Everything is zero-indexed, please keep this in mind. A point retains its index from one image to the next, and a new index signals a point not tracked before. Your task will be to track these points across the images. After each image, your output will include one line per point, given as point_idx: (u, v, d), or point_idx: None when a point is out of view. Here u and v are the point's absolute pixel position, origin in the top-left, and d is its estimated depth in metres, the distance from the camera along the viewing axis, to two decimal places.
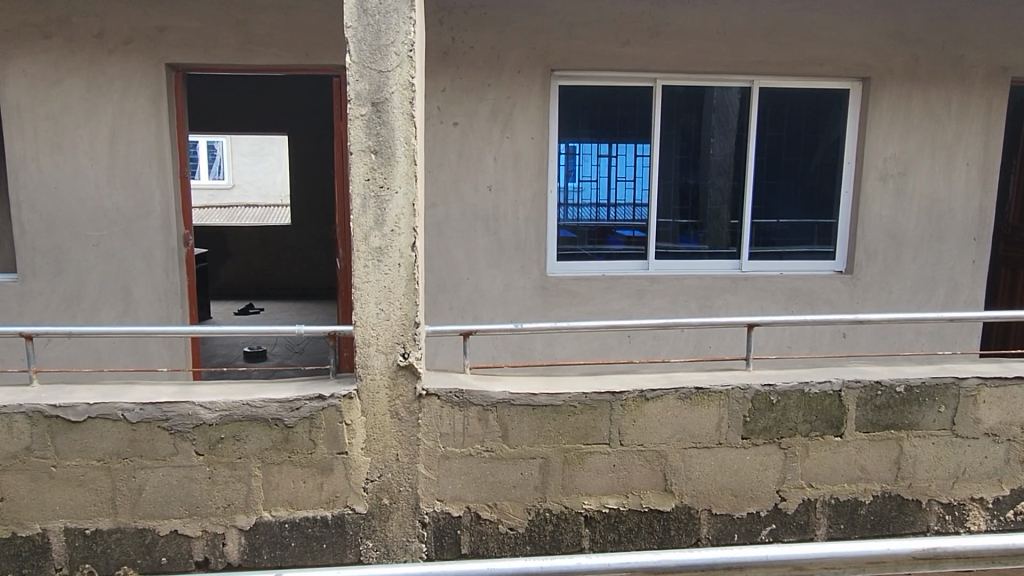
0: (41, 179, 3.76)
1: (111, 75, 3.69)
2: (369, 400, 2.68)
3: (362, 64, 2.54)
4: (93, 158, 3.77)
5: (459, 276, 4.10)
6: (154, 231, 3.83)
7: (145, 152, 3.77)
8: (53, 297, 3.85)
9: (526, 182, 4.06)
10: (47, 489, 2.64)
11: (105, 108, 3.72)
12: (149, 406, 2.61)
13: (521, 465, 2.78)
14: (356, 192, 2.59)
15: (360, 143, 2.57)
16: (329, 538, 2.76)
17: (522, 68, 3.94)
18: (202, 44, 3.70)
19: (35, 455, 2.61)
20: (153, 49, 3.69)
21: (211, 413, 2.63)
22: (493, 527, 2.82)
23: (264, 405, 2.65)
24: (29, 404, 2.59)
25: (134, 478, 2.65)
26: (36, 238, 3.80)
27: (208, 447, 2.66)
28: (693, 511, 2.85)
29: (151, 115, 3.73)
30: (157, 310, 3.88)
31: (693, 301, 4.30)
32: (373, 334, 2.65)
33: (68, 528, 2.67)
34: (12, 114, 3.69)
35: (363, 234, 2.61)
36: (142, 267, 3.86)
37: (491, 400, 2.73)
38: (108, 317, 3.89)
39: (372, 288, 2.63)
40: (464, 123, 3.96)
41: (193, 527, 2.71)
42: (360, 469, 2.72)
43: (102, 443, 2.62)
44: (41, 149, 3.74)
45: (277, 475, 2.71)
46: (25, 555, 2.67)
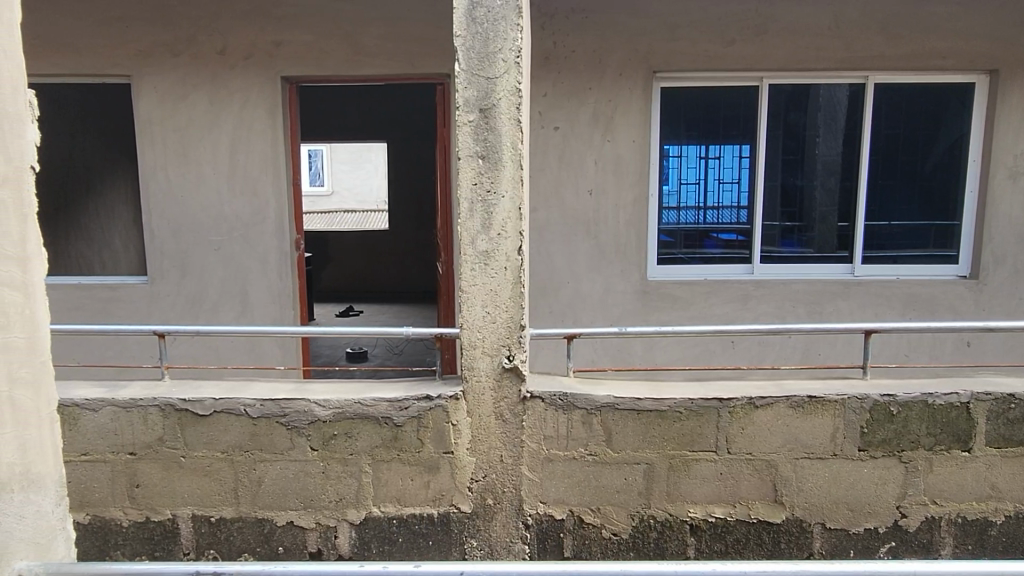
0: (170, 187, 4.02)
1: (232, 89, 3.91)
2: (474, 401, 2.73)
3: (470, 71, 2.59)
4: (215, 168, 4.00)
5: (558, 280, 4.11)
6: (268, 235, 4.03)
7: (262, 160, 3.98)
8: (178, 298, 4.11)
9: (626, 186, 4.03)
10: (176, 478, 2.81)
11: (227, 120, 3.95)
12: (269, 402, 2.75)
13: (625, 470, 2.76)
14: (463, 196, 2.65)
15: (467, 149, 2.62)
16: (435, 536, 2.82)
17: (623, 71, 3.92)
18: (315, 57, 3.87)
19: (166, 446, 2.80)
20: (270, 63, 3.89)
21: (326, 410, 2.75)
22: (596, 532, 2.81)
23: (375, 404, 2.74)
24: (162, 398, 2.77)
25: (255, 470, 2.79)
26: (163, 243, 4.06)
27: (321, 443, 2.77)
28: (805, 524, 2.75)
29: (267, 126, 3.94)
30: (271, 311, 4.08)
31: (802, 307, 4.16)
32: (479, 336, 2.70)
33: (196, 515, 2.84)
34: (145, 127, 3.96)
35: (471, 238, 2.66)
36: (258, 269, 4.06)
37: (596, 404, 2.73)
38: (227, 317, 4.11)
39: (479, 290, 2.68)
40: (564, 128, 3.97)
41: (307, 519, 2.83)
42: (465, 469, 2.77)
43: (226, 436, 2.78)
44: (169, 159, 4.00)
45: (386, 472, 2.79)
46: (157, 539, 2.85)
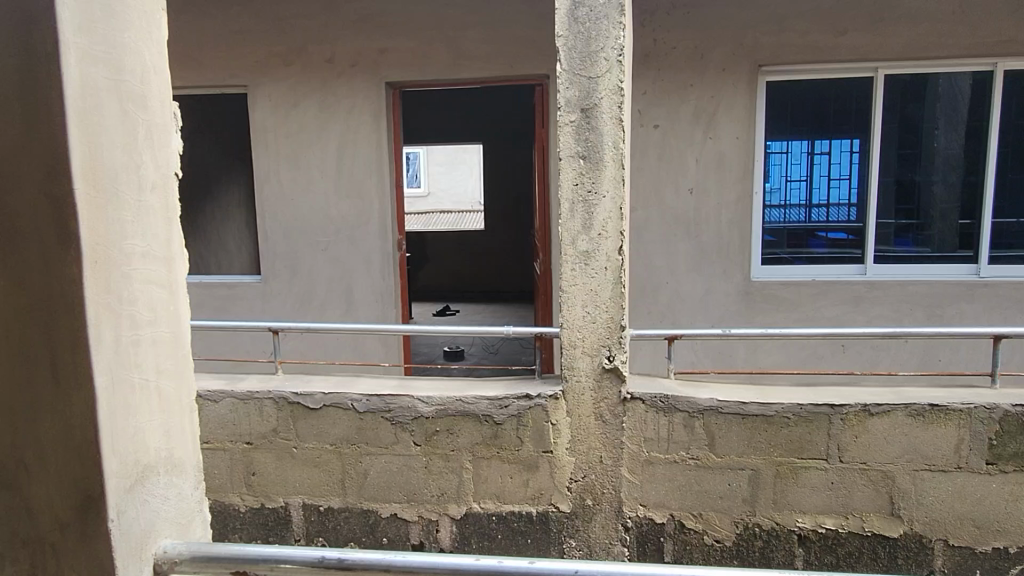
0: (281, 191, 4.23)
1: (339, 95, 4.08)
2: (574, 401, 2.73)
3: (572, 71, 2.59)
4: (322, 172, 4.17)
5: (657, 281, 4.04)
6: (372, 236, 4.17)
7: (367, 164, 4.12)
8: (289, 296, 4.30)
9: (728, 185, 3.93)
10: (289, 467, 2.95)
11: (334, 125, 4.11)
12: (375, 397, 2.84)
13: (729, 475, 2.68)
14: (564, 196, 2.65)
15: (569, 149, 2.62)
16: (534, 534, 2.84)
17: (726, 66, 3.83)
18: (418, 63, 3.98)
19: (280, 437, 2.94)
20: (375, 69, 4.03)
21: (429, 406, 2.82)
22: (698, 538, 2.75)
23: (476, 402, 2.79)
24: (277, 391, 2.91)
25: (361, 463, 2.89)
26: (276, 243, 4.27)
27: (425, 439, 2.84)
28: (925, 540, 2.60)
29: (372, 130, 4.07)
30: (375, 309, 4.23)
31: (920, 309, 3.93)
32: (579, 336, 2.70)
33: (306, 503, 2.97)
34: (259, 134, 4.18)
35: (572, 238, 2.66)
36: (362, 269, 4.21)
37: (698, 407, 2.67)
38: (333, 315, 4.28)
39: (580, 290, 2.67)
40: (665, 126, 3.91)
41: (410, 512, 2.90)
42: (564, 469, 2.77)
43: (335, 429, 2.89)
44: (281, 164, 4.20)
45: (486, 469, 2.83)
46: (271, 525, 3.00)
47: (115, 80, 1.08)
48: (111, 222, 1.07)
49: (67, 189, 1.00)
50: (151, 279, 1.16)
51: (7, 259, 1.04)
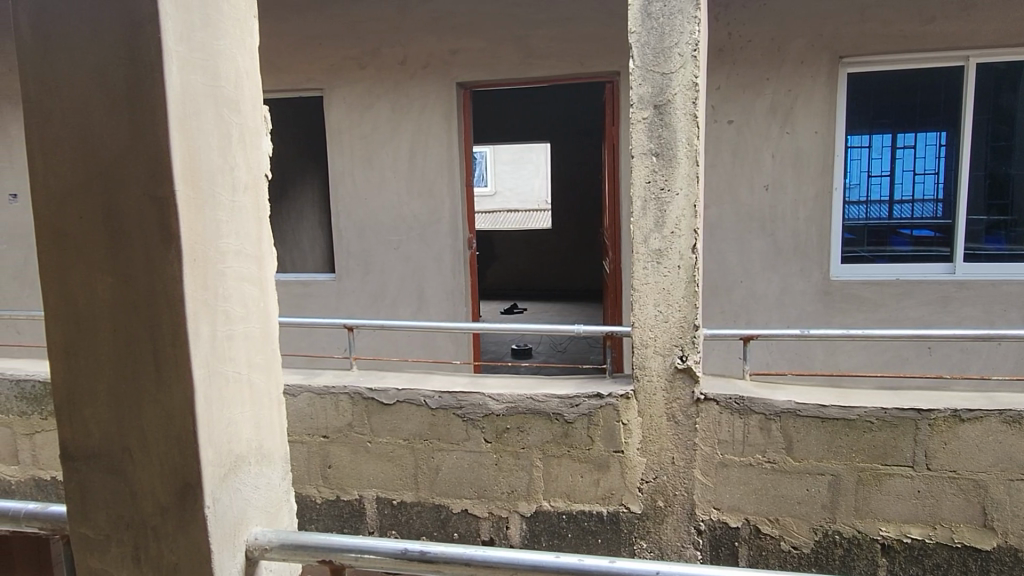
0: (355, 191, 4.32)
1: (412, 97, 4.15)
2: (645, 401, 2.70)
3: (645, 67, 2.56)
4: (395, 172, 4.25)
5: (731, 279, 3.95)
6: (443, 234, 4.23)
7: (438, 163, 4.18)
8: (362, 294, 4.40)
9: (806, 180, 3.81)
10: (363, 461, 3.02)
11: (406, 126, 4.18)
12: (447, 394, 2.88)
13: (807, 481, 2.61)
14: (637, 194, 2.62)
15: (641, 146, 2.60)
16: (605, 534, 2.82)
17: (804, 58, 3.71)
18: (488, 62, 4.01)
19: (355, 431, 3.01)
20: (447, 70, 4.08)
21: (499, 404, 2.83)
22: (774, 543, 2.67)
23: (547, 400, 2.79)
24: (352, 386, 2.99)
25: (433, 458, 2.94)
26: (349, 242, 4.38)
27: (495, 436, 2.86)
28: (1021, 554, 2.47)
29: (443, 130, 4.13)
30: (445, 307, 4.28)
31: (1013, 310, 3.73)
32: (651, 335, 2.67)
33: (380, 497, 3.03)
34: (334, 136, 4.29)
35: (644, 236, 2.64)
36: (433, 267, 4.27)
37: (775, 409, 2.60)
38: (404, 312, 4.35)
39: (652, 289, 2.64)
40: (739, 121, 3.82)
41: (481, 508, 2.93)
42: (636, 469, 2.75)
43: (407, 424, 2.94)
44: (355, 165, 4.30)
45: (556, 467, 2.83)
46: (346, 517, 3.08)
47: (212, 85, 1.13)
48: (208, 221, 1.12)
49: (169, 190, 1.05)
50: (243, 276, 1.21)
51: (115, 257, 1.09)
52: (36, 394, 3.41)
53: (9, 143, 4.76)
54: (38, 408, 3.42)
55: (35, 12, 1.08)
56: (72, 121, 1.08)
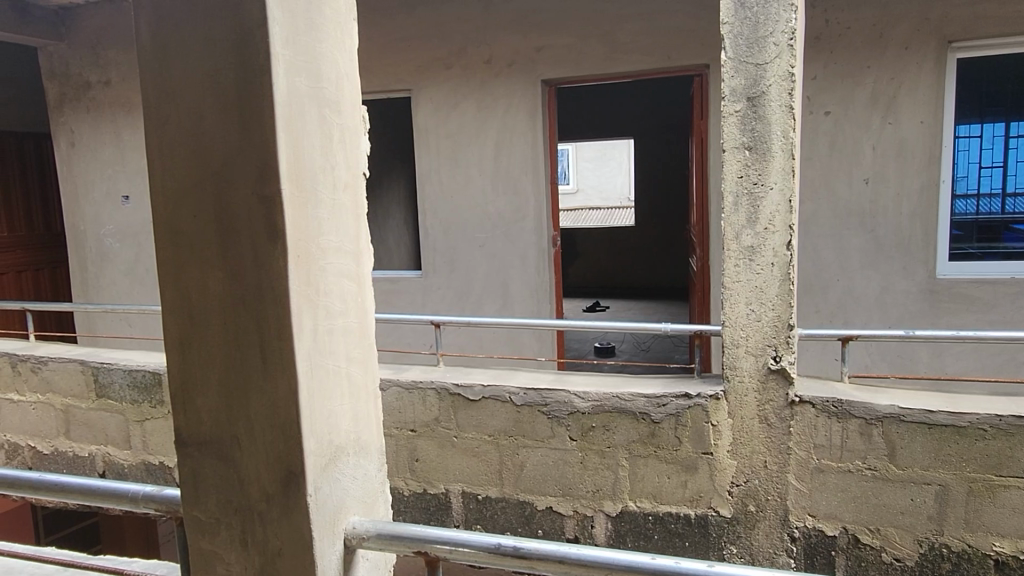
0: (441, 189, 4.39)
1: (497, 95, 4.17)
2: (736, 403, 2.63)
3: (738, 58, 2.48)
4: (480, 170, 4.29)
5: (827, 277, 3.79)
6: (528, 232, 4.24)
7: (523, 161, 4.19)
8: (448, 291, 4.47)
9: (910, 172, 3.61)
10: (449, 456, 3.05)
11: (491, 125, 4.22)
12: (532, 391, 2.89)
13: (911, 490, 2.47)
14: (728, 189, 2.55)
15: (733, 140, 2.52)
16: (692, 537, 2.76)
17: (909, 44, 3.52)
18: (574, 58, 3.99)
19: (442, 425, 3.05)
20: (532, 68, 4.08)
21: (585, 402, 2.82)
22: (875, 554, 2.55)
23: (634, 399, 2.75)
24: (439, 382, 3.04)
25: (518, 455, 2.94)
26: (435, 240, 4.45)
27: (580, 434, 2.85)
28: None
29: (528, 128, 4.14)
30: (530, 304, 4.29)
31: None
32: (743, 335, 2.59)
33: (465, 491, 3.05)
34: (421, 136, 4.37)
35: (735, 233, 2.56)
36: (518, 265, 4.29)
37: (876, 414, 2.48)
38: (489, 309, 4.39)
39: (744, 287, 2.56)
40: (836, 113, 3.66)
41: (566, 506, 2.91)
42: (726, 472, 2.68)
43: (493, 420, 2.96)
44: (441, 164, 4.36)
45: (643, 468, 2.78)
46: (433, 510, 3.12)
47: (315, 86, 1.17)
48: (311, 219, 1.16)
49: (275, 189, 1.09)
50: (342, 272, 1.25)
51: (225, 254, 1.14)
52: (146, 383, 3.63)
53: (122, 148, 5.08)
54: (149, 397, 3.64)
55: (153, 22, 1.14)
56: (186, 124, 1.14)
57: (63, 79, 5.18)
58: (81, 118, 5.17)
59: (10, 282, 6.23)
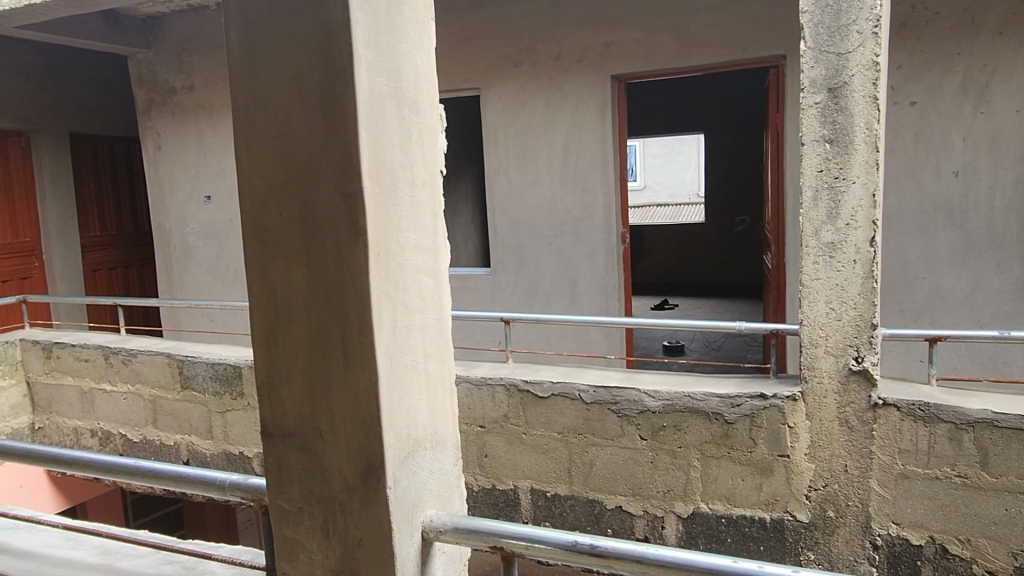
0: (510, 187, 4.40)
1: (566, 92, 4.16)
2: (815, 404, 2.55)
3: (818, 48, 2.40)
4: (549, 167, 4.28)
5: (911, 275, 3.63)
6: (597, 229, 4.21)
7: (592, 158, 4.17)
8: (516, 288, 4.48)
9: (1004, 164, 3.42)
10: (518, 452, 3.06)
11: (560, 122, 4.21)
12: (602, 389, 2.87)
13: (1005, 499, 2.34)
14: (807, 184, 2.47)
15: (813, 133, 2.43)
16: (767, 542, 2.68)
17: (1004, 29, 3.33)
18: (644, 53, 3.94)
19: (511, 422, 3.07)
20: (602, 64, 4.05)
21: (656, 401, 2.78)
22: (964, 566, 2.42)
23: (706, 399, 2.70)
24: (508, 378, 3.05)
25: (587, 453, 2.93)
26: (504, 237, 4.47)
27: (651, 433, 2.81)
28: None
29: (597, 124, 4.11)
30: (598, 302, 4.26)
31: None
32: (822, 335, 2.51)
33: (534, 488, 3.05)
34: (490, 134, 4.40)
35: (815, 229, 2.47)
36: (586, 262, 4.26)
37: (967, 418, 2.36)
38: (557, 306, 4.38)
39: (824, 285, 2.48)
40: (923, 103, 3.50)
41: (636, 506, 2.87)
42: (803, 475, 2.60)
43: (562, 418, 2.96)
44: (509, 161, 4.38)
45: (716, 469, 2.73)
46: (502, 506, 3.13)
47: (395, 86, 1.19)
48: (391, 217, 1.18)
49: (357, 187, 1.11)
50: (421, 269, 1.26)
51: (309, 251, 1.18)
52: (227, 376, 3.78)
53: (204, 150, 5.30)
54: (230, 389, 3.79)
55: (243, 27, 1.18)
56: (273, 125, 1.17)
57: (151, 85, 5.44)
58: (166, 122, 5.41)
59: (102, 279, 6.59)
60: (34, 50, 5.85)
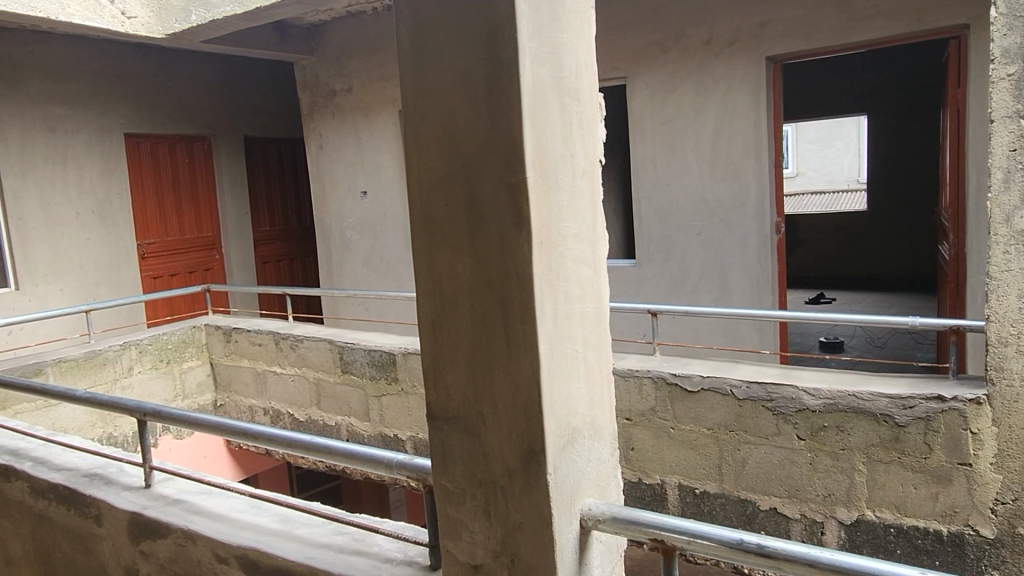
0: (657, 176, 4.31)
1: (717, 77, 4.01)
2: (1004, 410, 2.34)
3: (1012, 14, 2.16)
4: (698, 155, 4.15)
5: None
6: (749, 218, 4.04)
7: (744, 144, 4.00)
8: (662, 280, 4.39)
9: None
10: (666, 447, 3.01)
11: (710, 109, 4.06)
12: (756, 385, 2.75)
13: None
14: (997, 165, 2.23)
15: (1004, 108, 2.20)
16: (943, 556, 2.47)
17: None
18: (803, 32, 3.73)
19: (658, 416, 3.01)
20: (756, 45, 3.87)
21: (816, 399, 2.63)
22: None
23: (873, 399, 2.52)
24: (656, 371, 3.00)
25: (739, 451, 2.82)
26: (650, 228, 4.39)
27: (810, 433, 2.66)
28: None
29: (750, 109, 3.94)
30: (751, 294, 4.09)
31: None
32: (1013, 333, 2.29)
33: (682, 484, 2.98)
34: (637, 122, 4.33)
35: (1005, 215, 2.24)
36: (737, 253, 4.10)
37: None
38: (706, 299, 4.25)
39: (1014, 278, 2.25)
40: None
41: (792, 509, 2.73)
42: (988, 486, 2.38)
43: (712, 414, 2.87)
44: (656, 150, 4.29)
45: (883, 474, 2.54)
46: (648, 500, 3.09)
47: (557, 78, 1.20)
48: (553, 207, 1.19)
49: (521, 177, 1.13)
50: (581, 259, 1.27)
51: (474, 241, 1.21)
52: (383, 362, 4.00)
53: (361, 148, 5.61)
54: (385, 374, 4.00)
55: (413, 26, 1.23)
56: (440, 119, 1.22)
57: (314, 89, 5.82)
58: (328, 123, 5.78)
59: (271, 270, 7.17)
60: (215, 62, 6.45)
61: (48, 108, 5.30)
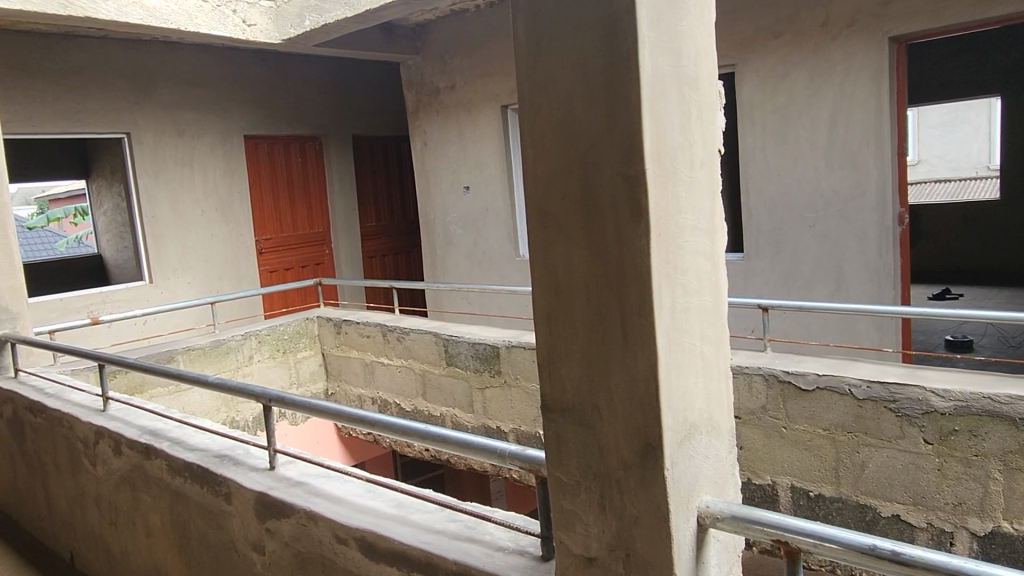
0: (767, 166, 4.16)
1: (833, 61, 3.82)
2: None
3: None
4: (812, 144, 3.97)
5: None
6: (867, 209, 3.83)
7: (863, 130, 3.79)
8: (772, 275, 4.23)
9: None
10: (778, 447, 2.90)
11: (826, 94, 3.88)
12: (877, 384, 2.61)
13: None
14: None
15: None
16: None
17: None
18: (931, 9, 3.49)
19: (769, 414, 2.91)
20: (878, 25, 3.66)
21: (946, 401, 2.47)
22: None
23: (1012, 403, 2.34)
24: (767, 368, 2.90)
25: (858, 453, 2.68)
26: (759, 220, 4.24)
27: (939, 437, 2.50)
28: None
29: (871, 94, 3.73)
30: (868, 289, 3.87)
31: None
32: None
33: (795, 486, 2.87)
34: (747, 111, 4.19)
35: None
36: (855, 246, 3.89)
37: None
38: (819, 294, 4.06)
39: None
40: None
41: (917, 517, 2.57)
42: None
43: (829, 414, 2.74)
44: (766, 140, 4.14)
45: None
46: (758, 500, 2.99)
47: (677, 67, 1.17)
48: (672, 198, 1.17)
49: (640, 168, 1.12)
50: (700, 251, 1.24)
51: (590, 232, 1.21)
52: (486, 355, 4.06)
53: (464, 145, 5.70)
54: (489, 367, 4.07)
55: (530, 21, 1.23)
56: (557, 112, 1.22)
57: (419, 88, 5.97)
58: (432, 120, 5.91)
59: (377, 264, 7.43)
60: (327, 64, 6.73)
61: (177, 113, 5.70)
